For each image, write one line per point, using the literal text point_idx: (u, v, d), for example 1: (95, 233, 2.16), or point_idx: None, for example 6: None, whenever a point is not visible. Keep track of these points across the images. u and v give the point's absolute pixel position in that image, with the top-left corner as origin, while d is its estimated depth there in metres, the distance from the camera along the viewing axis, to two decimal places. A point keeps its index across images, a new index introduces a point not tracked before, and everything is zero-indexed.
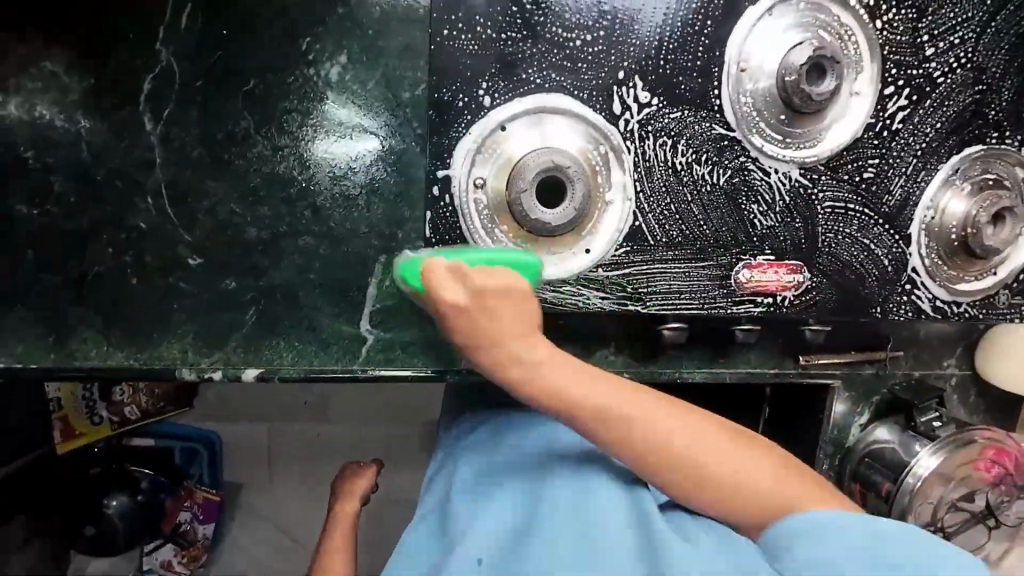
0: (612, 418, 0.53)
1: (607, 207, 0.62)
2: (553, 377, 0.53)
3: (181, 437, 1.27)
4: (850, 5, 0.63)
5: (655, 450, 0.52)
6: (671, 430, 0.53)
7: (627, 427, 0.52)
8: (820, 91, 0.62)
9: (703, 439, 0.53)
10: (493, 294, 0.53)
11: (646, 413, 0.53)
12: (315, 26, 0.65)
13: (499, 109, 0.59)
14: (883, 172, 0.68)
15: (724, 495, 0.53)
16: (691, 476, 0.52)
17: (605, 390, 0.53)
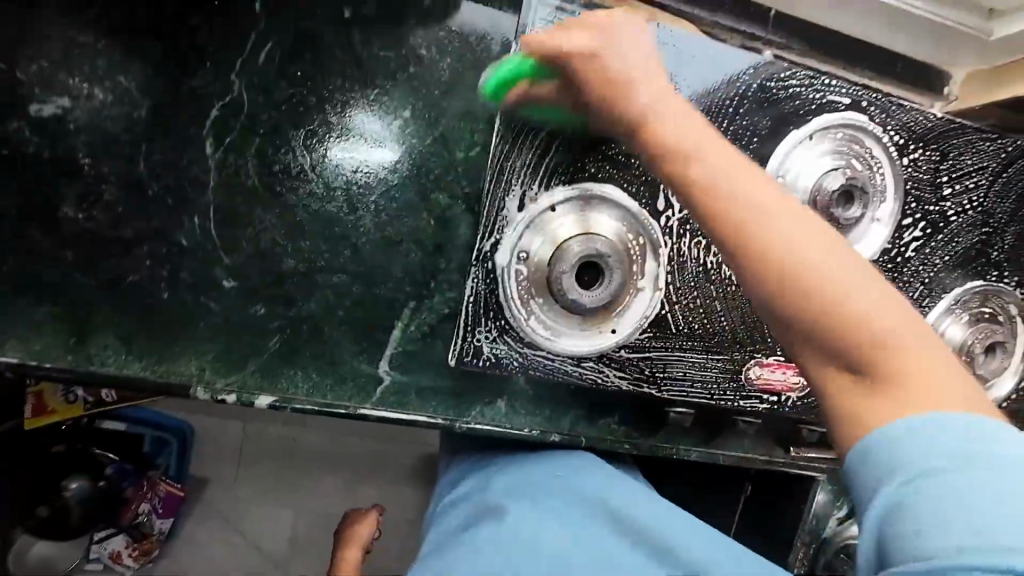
0: (773, 238, 0.42)
1: (638, 294, 0.65)
2: (714, 164, 0.45)
3: (153, 425, 1.23)
4: (882, 140, 0.69)
5: (798, 288, 0.41)
6: (874, 304, 0.40)
7: (791, 240, 0.41)
8: (847, 216, 0.66)
9: (902, 329, 0.39)
10: (631, 51, 0.51)
11: (816, 240, 0.41)
12: (386, 79, 0.67)
13: (553, 191, 0.62)
14: (892, 294, 0.73)
15: (835, 299, 0.40)
16: (847, 329, 0.39)
17: (794, 218, 0.42)
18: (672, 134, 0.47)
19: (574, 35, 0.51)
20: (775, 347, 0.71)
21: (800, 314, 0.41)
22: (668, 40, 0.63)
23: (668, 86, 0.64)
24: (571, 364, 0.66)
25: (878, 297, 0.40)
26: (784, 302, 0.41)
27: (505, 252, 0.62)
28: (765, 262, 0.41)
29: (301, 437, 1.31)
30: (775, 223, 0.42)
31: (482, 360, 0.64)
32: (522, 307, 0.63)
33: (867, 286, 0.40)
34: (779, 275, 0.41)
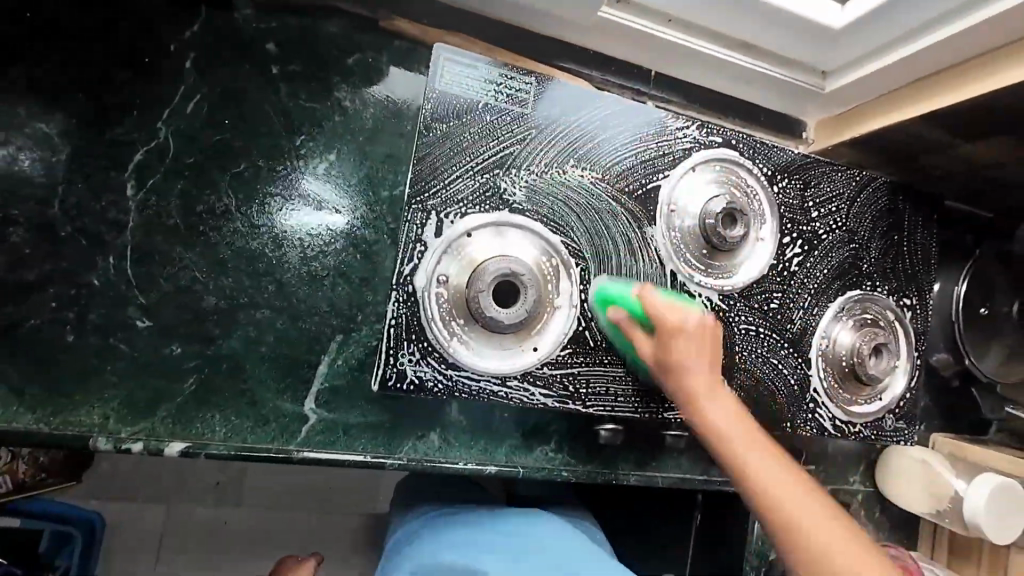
0: (769, 489, 0.58)
1: (555, 311, 0.69)
2: (721, 416, 0.62)
3: (57, 518, 1.12)
4: (753, 172, 0.80)
5: (773, 501, 0.57)
6: (806, 504, 0.57)
7: (757, 464, 0.59)
8: (733, 235, 0.75)
9: (826, 526, 0.56)
10: (692, 345, 0.64)
11: (777, 473, 0.58)
12: (312, 127, 0.73)
13: (468, 218, 0.67)
14: (785, 304, 0.81)
15: (793, 541, 0.56)
16: (790, 533, 0.56)
17: (725, 409, 0.63)
18: (672, 318, 0.63)
19: (662, 297, 0.64)
20: None
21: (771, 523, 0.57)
22: (565, 87, 0.71)
23: (568, 127, 0.71)
24: (497, 384, 0.67)
25: (786, 472, 0.59)
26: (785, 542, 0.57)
27: (424, 276, 0.65)
28: (761, 503, 0.58)
29: (229, 513, 1.20)
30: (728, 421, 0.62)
31: (405, 385, 0.64)
32: (443, 328, 0.65)
33: (834, 524, 0.56)
34: (766, 507, 0.57)
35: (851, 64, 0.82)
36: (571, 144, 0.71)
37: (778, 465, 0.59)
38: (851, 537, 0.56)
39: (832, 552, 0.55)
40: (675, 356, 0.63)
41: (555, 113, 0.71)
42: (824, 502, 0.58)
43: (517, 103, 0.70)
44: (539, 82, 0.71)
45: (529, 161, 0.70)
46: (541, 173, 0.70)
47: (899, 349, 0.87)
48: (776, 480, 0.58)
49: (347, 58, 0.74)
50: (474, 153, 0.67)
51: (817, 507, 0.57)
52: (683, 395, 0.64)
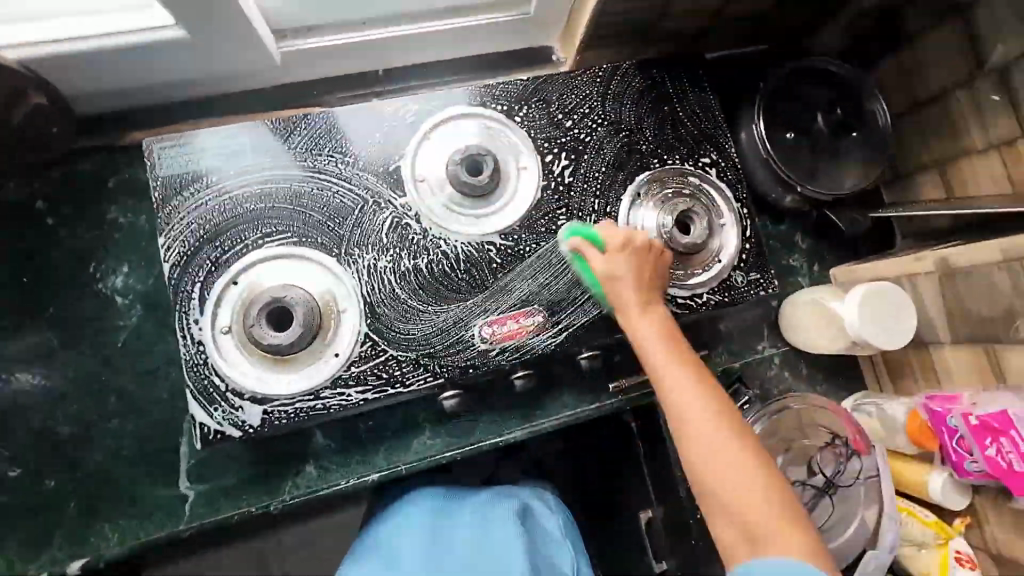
0: (684, 417, 0.63)
1: (341, 314, 0.74)
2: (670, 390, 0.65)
3: None
4: (489, 113, 0.83)
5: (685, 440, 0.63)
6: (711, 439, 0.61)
7: (682, 408, 0.63)
8: (479, 179, 0.77)
9: (756, 497, 0.59)
10: (679, 384, 0.64)
11: (718, 454, 0.61)
12: (99, 252, 0.82)
13: (229, 269, 0.73)
14: (574, 214, 0.82)
15: (696, 470, 0.62)
16: (679, 434, 0.64)
17: (706, 439, 0.61)
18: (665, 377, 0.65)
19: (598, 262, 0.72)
20: (495, 303, 0.78)
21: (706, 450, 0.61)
22: (277, 124, 0.78)
23: (294, 156, 0.78)
24: (312, 399, 0.72)
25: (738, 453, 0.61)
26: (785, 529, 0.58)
27: (206, 334, 0.71)
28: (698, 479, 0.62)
29: None
30: (692, 367, 0.66)
31: (226, 433, 0.70)
32: (241, 371, 0.71)
33: (769, 491, 0.60)
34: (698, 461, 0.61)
35: None
36: (302, 168, 0.78)
37: (732, 435, 0.61)
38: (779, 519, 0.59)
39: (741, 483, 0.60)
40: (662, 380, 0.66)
41: (276, 150, 0.77)
42: (727, 453, 0.61)
43: (239, 157, 0.77)
44: (251, 130, 0.77)
45: (267, 199, 0.76)
46: (283, 205, 0.76)
47: (716, 207, 0.86)
48: (712, 462, 0.61)
49: (108, 183, 0.83)
50: (214, 214, 0.74)
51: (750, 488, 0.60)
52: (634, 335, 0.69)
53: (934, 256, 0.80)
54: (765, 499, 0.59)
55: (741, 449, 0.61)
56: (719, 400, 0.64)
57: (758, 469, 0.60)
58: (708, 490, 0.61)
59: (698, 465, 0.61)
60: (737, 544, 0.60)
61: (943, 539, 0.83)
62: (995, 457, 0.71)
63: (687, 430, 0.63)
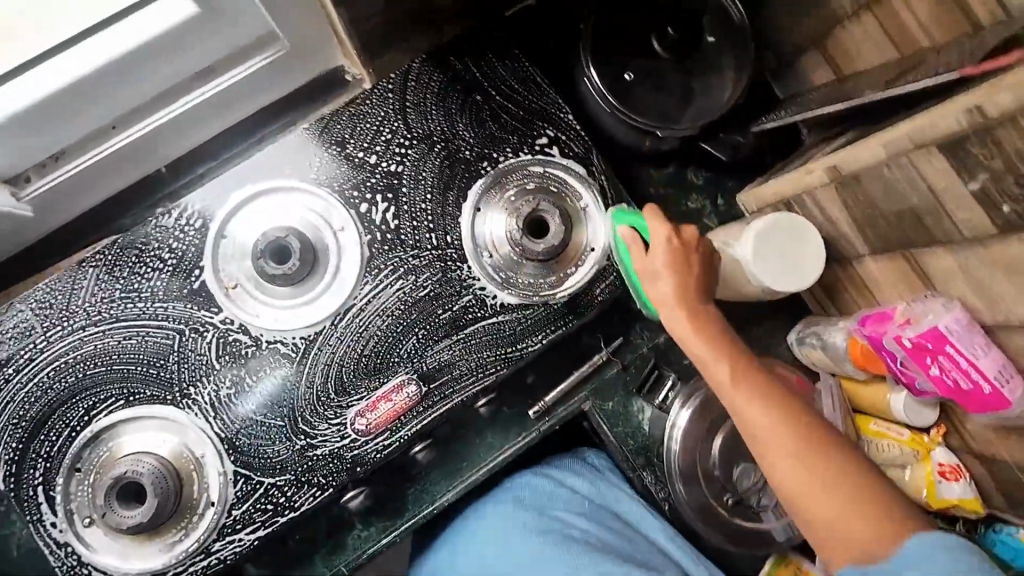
0: (759, 436, 0.60)
1: (202, 460, 0.68)
2: (734, 390, 0.63)
3: None
4: (281, 181, 0.72)
5: (756, 436, 0.60)
6: (764, 416, 0.60)
7: (740, 406, 0.62)
8: (289, 266, 0.68)
9: (818, 500, 0.57)
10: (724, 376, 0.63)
11: (805, 481, 0.57)
12: None
13: (65, 458, 0.66)
14: (413, 259, 0.72)
15: (768, 460, 0.59)
16: (743, 428, 0.62)
17: (744, 392, 0.62)
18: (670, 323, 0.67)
19: (659, 233, 0.68)
20: (359, 389, 0.70)
21: (755, 437, 0.60)
22: (51, 284, 0.68)
23: (84, 312, 0.68)
24: (203, 557, 0.67)
25: (796, 464, 0.58)
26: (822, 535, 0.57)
27: (67, 533, 0.65)
28: (751, 436, 0.61)
29: None
30: (734, 373, 0.63)
31: None
32: (116, 558, 0.65)
33: (830, 488, 0.56)
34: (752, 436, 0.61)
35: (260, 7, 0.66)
36: (99, 322, 0.68)
37: (776, 420, 0.60)
38: (863, 500, 0.56)
39: (821, 484, 0.57)
40: (705, 362, 0.65)
41: (62, 313, 0.68)
42: (849, 477, 0.57)
43: (24, 336, 0.67)
44: (27, 303, 0.68)
45: (75, 370, 0.67)
46: (94, 369, 0.68)
47: (571, 192, 0.74)
48: (773, 435, 0.59)
49: None
50: (24, 408, 0.67)
51: (846, 490, 0.56)
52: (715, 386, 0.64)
53: (826, 165, 0.68)
54: (860, 507, 0.55)
55: (800, 451, 0.58)
56: (773, 399, 0.61)
57: (826, 457, 0.58)
58: (780, 484, 0.59)
59: (765, 450, 0.60)
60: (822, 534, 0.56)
61: (924, 455, 0.75)
62: (940, 377, 0.62)
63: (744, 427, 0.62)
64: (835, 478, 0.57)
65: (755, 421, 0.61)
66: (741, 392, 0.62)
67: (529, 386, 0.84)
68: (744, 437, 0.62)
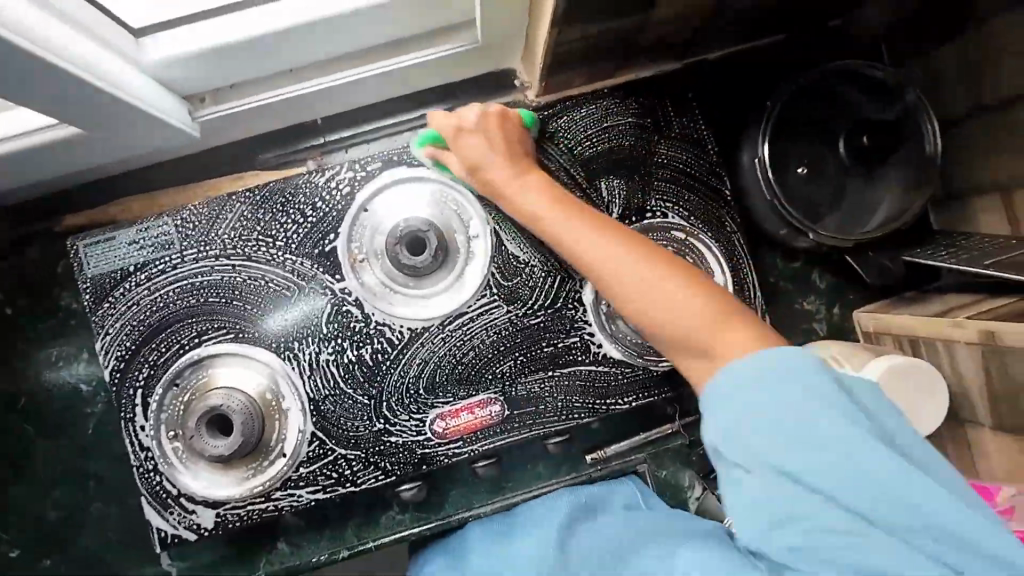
0: (634, 298, 0.57)
1: (285, 413, 0.70)
2: (617, 265, 0.58)
3: None
4: (434, 171, 0.72)
5: (644, 312, 0.57)
6: (631, 273, 0.57)
7: (611, 263, 0.58)
8: (420, 259, 0.69)
9: (672, 299, 0.55)
10: (629, 267, 0.57)
11: (651, 290, 0.56)
12: (59, 339, 0.81)
13: (168, 372, 0.70)
14: (534, 285, 0.72)
15: (664, 336, 0.57)
16: (629, 306, 0.58)
17: (619, 255, 0.58)
18: (531, 207, 0.63)
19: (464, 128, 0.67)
20: (447, 394, 0.71)
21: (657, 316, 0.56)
22: (199, 207, 0.71)
23: (220, 242, 0.71)
24: (263, 501, 0.70)
25: (695, 308, 0.55)
26: (675, 345, 0.56)
27: (153, 439, 0.69)
28: (622, 299, 0.58)
29: None
30: (623, 243, 0.59)
31: (183, 536, 0.70)
32: (190, 476, 0.69)
33: (690, 296, 0.55)
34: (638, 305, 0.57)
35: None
36: (230, 256, 0.71)
37: (635, 258, 0.57)
38: (689, 304, 0.55)
39: (665, 300, 0.56)
40: (583, 258, 0.60)
41: (200, 237, 0.71)
42: (697, 294, 0.55)
43: (162, 248, 0.70)
44: (173, 218, 0.71)
45: (197, 293, 0.71)
46: (214, 298, 0.71)
47: (706, 267, 0.73)
48: (664, 300, 0.56)
49: (57, 266, 0.81)
50: (145, 313, 0.70)
51: (698, 313, 0.55)
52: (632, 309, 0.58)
53: (979, 326, 0.64)
54: (717, 318, 0.54)
55: (670, 261, 0.57)
56: (606, 233, 0.59)
57: (666, 274, 0.57)
58: (645, 318, 0.57)
59: (660, 317, 0.56)
60: (698, 366, 0.56)
61: None
62: None
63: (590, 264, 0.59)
64: (690, 283, 0.56)
65: (631, 285, 0.57)
66: (665, 290, 0.56)
67: (592, 432, 0.84)
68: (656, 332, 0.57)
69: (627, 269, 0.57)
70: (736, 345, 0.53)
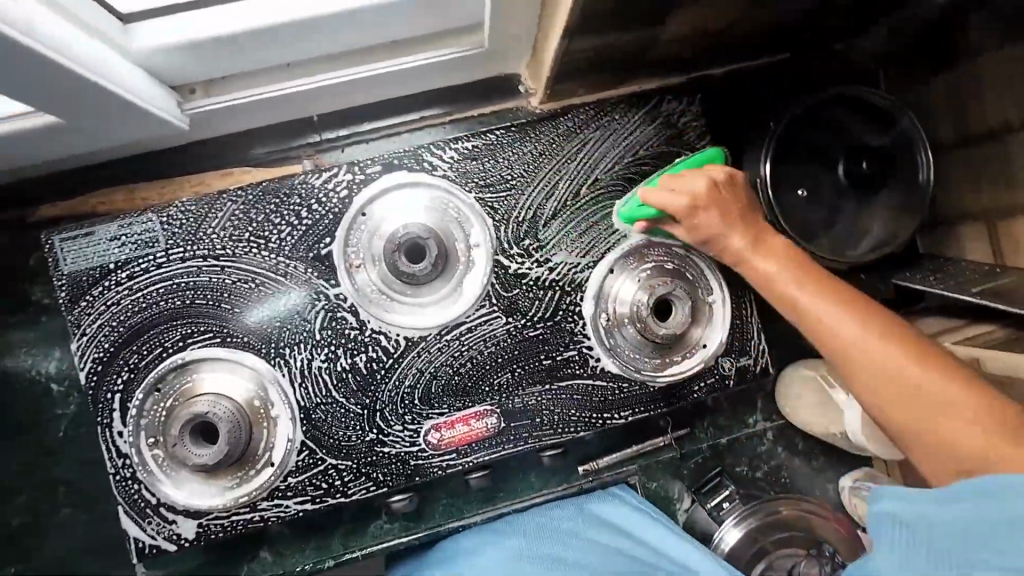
0: (873, 374, 0.52)
1: (274, 421, 0.68)
2: (836, 328, 0.54)
3: None
4: (437, 177, 0.70)
5: (885, 387, 0.51)
6: (862, 341, 0.53)
7: (839, 333, 0.54)
8: (421, 267, 0.68)
9: (876, 350, 0.52)
10: (863, 342, 0.53)
11: (900, 372, 0.51)
12: (27, 336, 0.76)
13: (150, 376, 0.67)
14: (535, 296, 0.71)
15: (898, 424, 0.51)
16: (847, 366, 0.54)
17: (841, 317, 0.54)
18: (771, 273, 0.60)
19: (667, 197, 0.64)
20: (443, 405, 0.70)
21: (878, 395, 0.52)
22: (186, 205, 0.68)
23: (210, 241, 0.68)
24: (249, 511, 0.68)
25: (942, 404, 0.48)
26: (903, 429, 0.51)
27: (132, 446, 0.66)
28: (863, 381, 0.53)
29: None
30: (830, 306, 0.55)
31: (162, 547, 0.67)
32: (171, 484, 0.67)
33: (886, 343, 0.52)
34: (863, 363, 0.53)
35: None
36: (220, 256, 0.68)
37: (870, 327, 0.53)
38: (947, 401, 0.48)
39: (923, 383, 0.50)
40: (819, 317, 0.55)
41: (188, 236, 0.67)
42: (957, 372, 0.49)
43: (146, 246, 0.67)
44: (158, 214, 0.67)
45: (184, 294, 0.68)
46: (202, 300, 0.68)
47: (704, 284, 0.73)
48: (899, 385, 0.51)
49: (27, 259, 0.76)
50: (126, 313, 0.67)
51: (954, 410, 0.48)
52: (875, 388, 0.52)
53: (964, 352, 0.66)
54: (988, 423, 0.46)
55: (874, 324, 0.53)
56: (815, 273, 0.58)
57: (918, 351, 0.51)
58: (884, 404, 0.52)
59: (897, 408, 0.51)
60: (932, 458, 0.50)
61: None
62: None
63: (778, 296, 0.59)
64: (892, 333, 0.53)
65: (856, 352, 0.53)
66: (898, 367, 0.51)
67: (585, 443, 0.84)
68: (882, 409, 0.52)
69: (868, 336, 0.53)
70: (958, 396, 0.48)
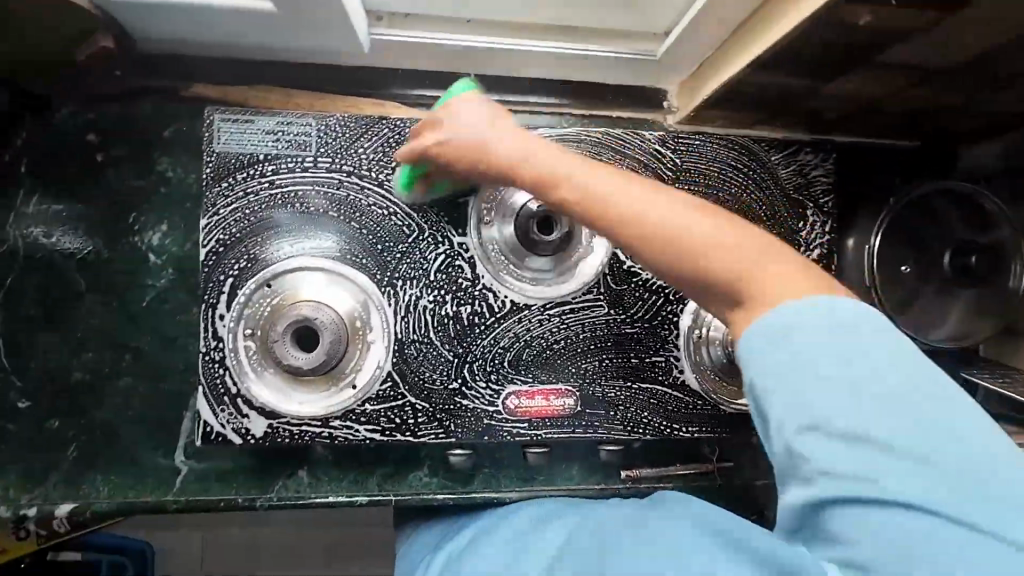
0: (693, 244, 0.45)
1: (368, 346, 0.69)
2: (634, 206, 0.48)
3: (111, 548, 1.19)
4: (581, 160, 0.74)
5: (701, 260, 0.45)
6: (689, 222, 0.46)
7: (643, 209, 0.47)
8: (548, 240, 0.71)
9: (684, 220, 0.46)
10: (703, 228, 0.46)
11: (726, 241, 0.45)
12: (141, 204, 0.78)
13: (264, 270, 0.68)
14: (640, 296, 0.74)
15: (728, 282, 0.45)
16: (666, 249, 0.46)
17: (660, 203, 0.47)
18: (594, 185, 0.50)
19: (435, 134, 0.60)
20: (528, 374, 0.72)
21: (695, 270, 0.46)
22: (344, 120, 0.70)
23: (357, 160, 0.70)
24: (320, 425, 0.69)
25: (752, 251, 0.45)
26: (709, 296, 0.47)
27: (229, 332, 0.67)
28: (666, 265, 0.47)
29: None
30: (636, 198, 0.48)
31: (227, 437, 0.68)
32: (256, 379, 0.67)
33: (757, 248, 0.45)
34: (701, 253, 0.45)
35: (682, 13, 0.72)
36: (362, 176, 0.70)
37: (668, 200, 0.48)
38: (745, 246, 0.45)
39: (713, 250, 0.45)
40: (613, 224, 0.49)
41: (339, 149, 0.70)
42: (750, 236, 0.46)
43: (298, 147, 0.69)
44: (318, 121, 0.69)
45: (319, 202, 0.69)
46: (334, 212, 0.70)
47: None
48: (735, 256, 0.44)
49: (163, 130, 0.78)
50: (260, 205, 0.68)
51: (769, 263, 0.44)
52: (690, 263, 0.46)
53: None
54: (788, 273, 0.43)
55: (675, 196, 0.48)
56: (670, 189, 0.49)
57: (710, 220, 0.46)
58: (699, 261, 0.45)
59: (721, 269, 0.44)
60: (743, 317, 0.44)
61: None
62: None
63: (624, 214, 0.48)
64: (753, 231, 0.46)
65: (677, 228, 0.46)
66: (699, 223, 0.46)
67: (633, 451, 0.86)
68: (694, 279, 0.46)
69: (672, 209, 0.47)
70: (803, 291, 0.42)
